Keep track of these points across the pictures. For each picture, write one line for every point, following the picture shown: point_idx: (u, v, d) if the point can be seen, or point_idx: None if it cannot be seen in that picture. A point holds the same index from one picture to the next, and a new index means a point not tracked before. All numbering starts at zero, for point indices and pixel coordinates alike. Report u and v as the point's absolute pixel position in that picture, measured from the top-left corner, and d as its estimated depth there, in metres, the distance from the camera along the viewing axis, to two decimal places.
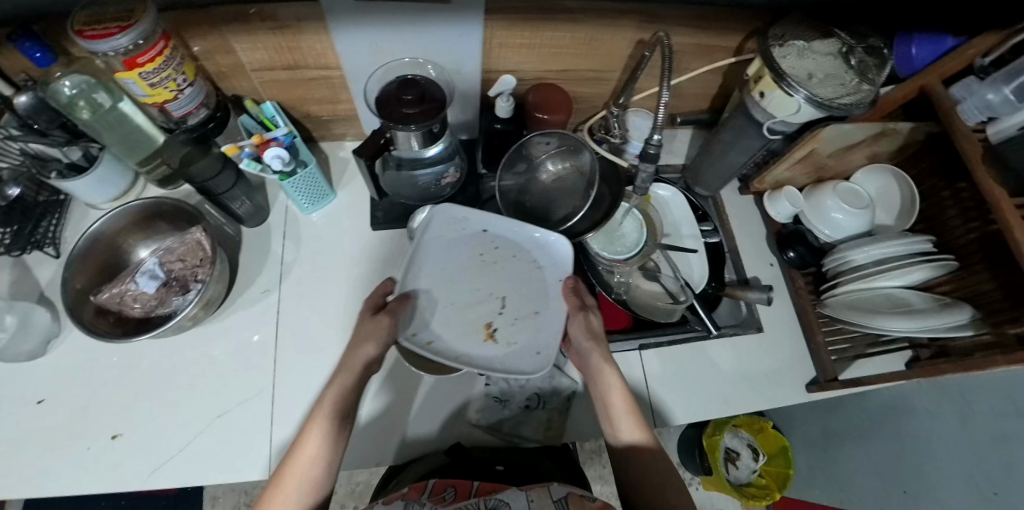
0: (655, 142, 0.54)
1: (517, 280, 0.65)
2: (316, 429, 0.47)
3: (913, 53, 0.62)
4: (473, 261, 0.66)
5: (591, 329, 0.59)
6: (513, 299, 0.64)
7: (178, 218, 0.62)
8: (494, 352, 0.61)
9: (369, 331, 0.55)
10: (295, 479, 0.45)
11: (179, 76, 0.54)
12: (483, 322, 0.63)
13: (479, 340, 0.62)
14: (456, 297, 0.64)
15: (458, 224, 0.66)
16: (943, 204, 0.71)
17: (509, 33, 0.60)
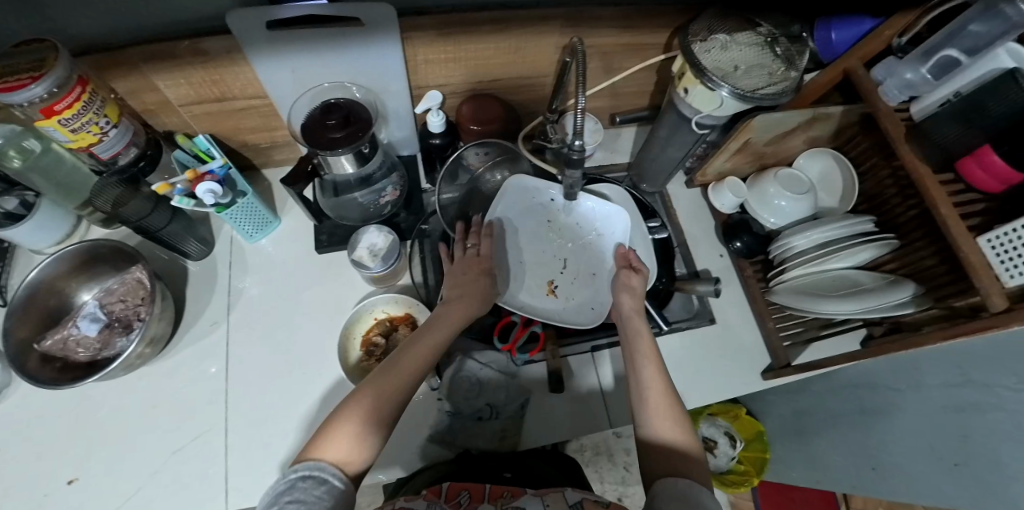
0: (577, 147, 0.55)
1: (578, 245, 0.73)
2: (389, 379, 0.45)
3: (833, 37, 0.62)
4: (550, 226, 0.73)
5: (632, 282, 0.64)
6: (570, 259, 0.72)
7: (117, 259, 0.61)
8: (556, 305, 0.70)
9: (454, 305, 0.57)
10: (365, 413, 0.41)
11: (102, 119, 0.54)
12: (546, 280, 0.71)
13: (542, 295, 0.70)
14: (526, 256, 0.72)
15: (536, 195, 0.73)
16: (881, 183, 0.72)
17: (431, 49, 0.60)
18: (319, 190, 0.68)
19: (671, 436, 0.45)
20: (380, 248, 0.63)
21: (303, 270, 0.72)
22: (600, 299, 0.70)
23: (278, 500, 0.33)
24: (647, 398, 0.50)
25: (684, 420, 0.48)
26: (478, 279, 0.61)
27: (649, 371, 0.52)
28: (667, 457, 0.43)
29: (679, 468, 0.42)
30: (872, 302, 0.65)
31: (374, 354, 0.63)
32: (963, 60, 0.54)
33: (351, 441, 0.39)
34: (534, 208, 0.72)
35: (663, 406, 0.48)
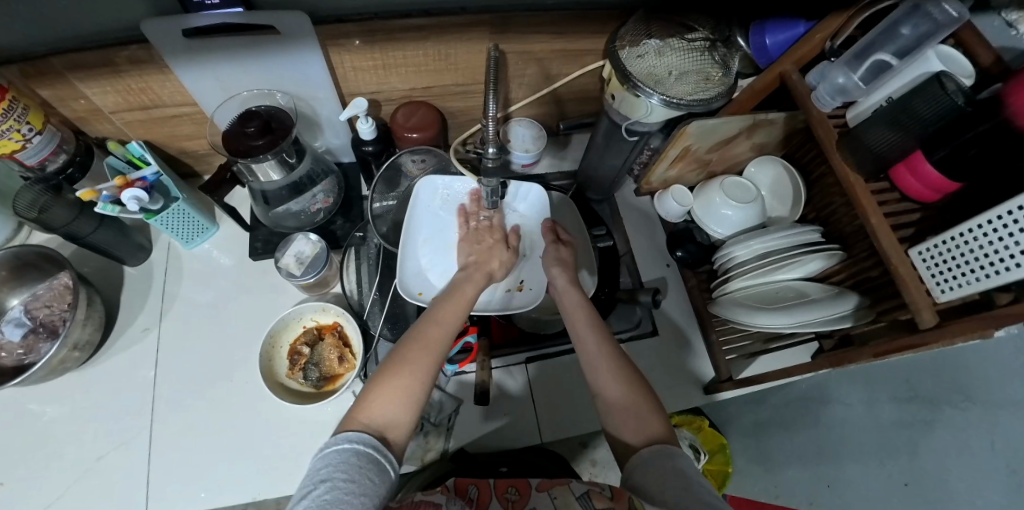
0: (490, 156, 0.56)
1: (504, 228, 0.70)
2: (425, 345, 0.46)
3: (767, 42, 0.61)
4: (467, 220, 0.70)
5: (561, 258, 0.64)
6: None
7: (43, 265, 0.62)
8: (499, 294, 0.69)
9: (472, 274, 0.59)
10: (404, 382, 0.43)
11: (25, 126, 0.54)
12: None
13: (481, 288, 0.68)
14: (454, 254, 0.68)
15: (446, 192, 0.70)
16: (827, 191, 0.70)
17: (358, 57, 0.60)
18: (255, 202, 0.68)
19: (631, 401, 0.46)
20: (307, 256, 0.64)
21: (239, 276, 0.72)
22: (537, 276, 0.69)
23: (332, 476, 0.34)
24: (599, 371, 0.50)
25: (648, 388, 0.48)
26: (501, 245, 0.63)
27: (598, 343, 0.52)
28: (632, 422, 0.44)
29: (650, 426, 0.44)
30: (813, 314, 0.62)
31: (299, 363, 0.64)
32: (894, 63, 0.51)
33: (394, 408, 0.41)
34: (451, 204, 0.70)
35: (617, 372, 0.49)
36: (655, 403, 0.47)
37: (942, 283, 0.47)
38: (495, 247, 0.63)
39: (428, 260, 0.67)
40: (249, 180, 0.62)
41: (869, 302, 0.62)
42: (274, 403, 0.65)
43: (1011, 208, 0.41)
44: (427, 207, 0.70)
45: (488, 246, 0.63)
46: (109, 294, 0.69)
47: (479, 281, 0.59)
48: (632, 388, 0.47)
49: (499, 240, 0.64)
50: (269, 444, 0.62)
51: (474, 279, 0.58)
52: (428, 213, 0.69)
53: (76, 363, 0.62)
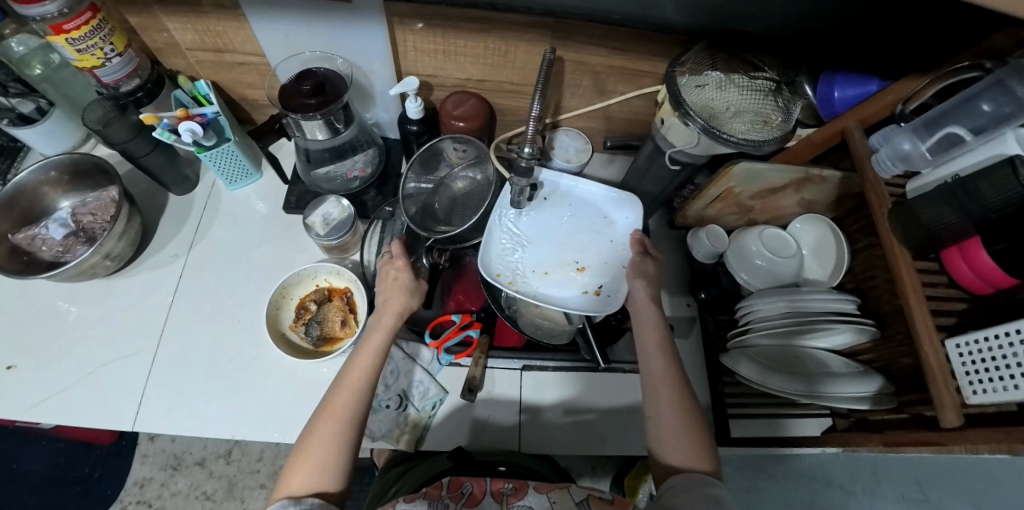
0: (526, 155, 0.57)
1: (590, 233, 0.69)
2: (334, 415, 0.44)
3: (834, 95, 0.59)
4: (559, 217, 0.71)
5: (643, 272, 0.61)
6: (583, 251, 0.68)
7: (97, 175, 0.67)
8: (573, 294, 0.66)
9: (383, 313, 0.54)
10: (317, 455, 0.41)
11: (106, 46, 0.59)
12: (565, 267, 0.68)
13: (558, 283, 0.67)
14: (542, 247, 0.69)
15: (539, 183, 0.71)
16: (871, 263, 0.65)
17: (418, 38, 0.62)
18: (297, 158, 0.70)
19: (685, 431, 0.46)
20: (333, 218, 0.66)
21: (267, 225, 0.75)
22: (615, 284, 0.65)
23: None
24: (660, 394, 0.49)
25: (704, 420, 0.48)
26: (403, 276, 0.57)
27: (662, 366, 0.51)
28: (681, 448, 0.45)
29: (698, 458, 0.45)
30: (847, 391, 0.61)
31: (303, 318, 0.65)
32: (967, 139, 0.48)
33: (308, 487, 0.40)
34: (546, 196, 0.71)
35: (675, 400, 0.48)
36: (708, 437, 0.47)
37: (974, 384, 0.43)
38: (399, 280, 0.57)
39: (513, 244, 0.68)
40: (296, 135, 0.64)
41: (890, 389, 0.58)
42: (269, 353, 0.66)
43: (1009, 329, 0.41)
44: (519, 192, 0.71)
45: (391, 284, 0.57)
46: (148, 215, 0.73)
47: (390, 318, 0.53)
48: (690, 418, 0.47)
49: (399, 269, 0.58)
50: (254, 391, 0.64)
51: (385, 317, 0.53)
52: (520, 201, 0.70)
53: (104, 272, 0.66)
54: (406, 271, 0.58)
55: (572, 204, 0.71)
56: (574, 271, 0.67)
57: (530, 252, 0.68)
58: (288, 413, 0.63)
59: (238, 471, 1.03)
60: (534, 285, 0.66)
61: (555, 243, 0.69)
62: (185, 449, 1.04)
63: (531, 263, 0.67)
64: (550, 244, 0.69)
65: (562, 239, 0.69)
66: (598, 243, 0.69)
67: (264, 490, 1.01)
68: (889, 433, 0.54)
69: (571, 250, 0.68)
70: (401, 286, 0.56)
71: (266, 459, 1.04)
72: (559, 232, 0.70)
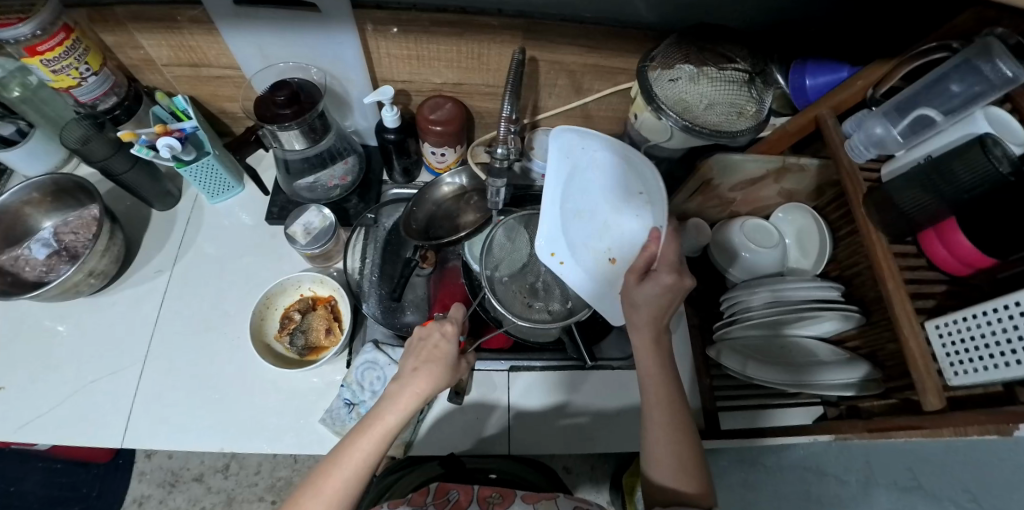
0: (501, 155, 0.57)
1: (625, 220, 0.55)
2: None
3: (807, 83, 0.60)
4: (604, 192, 0.57)
5: (632, 303, 0.47)
6: (620, 240, 0.56)
7: (78, 194, 0.68)
8: (606, 287, 0.56)
9: (407, 386, 0.43)
10: None
11: (82, 65, 0.60)
12: (605, 251, 0.56)
13: (598, 266, 0.56)
14: (582, 224, 0.57)
15: (581, 150, 0.57)
16: (854, 250, 0.64)
17: (392, 44, 0.62)
18: (279, 170, 0.70)
19: (676, 455, 0.45)
20: (315, 227, 0.66)
21: (251, 236, 0.74)
22: None
23: None
24: (653, 423, 0.47)
25: (695, 448, 0.46)
26: (445, 347, 0.46)
27: (658, 395, 0.47)
28: (671, 474, 0.45)
29: (689, 484, 0.44)
30: (833, 379, 0.61)
31: (287, 328, 0.64)
32: (938, 120, 0.49)
33: None
34: (574, 164, 0.57)
35: (670, 430, 0.46)
36: (698, 460, 0.46)
37: (956, 365, 0.43)
38: (438, 351, 0.46)
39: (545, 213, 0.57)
40: (275, 146, 0.64)
41: (877, 376, 0.58)
42: (255, 364, 0.66)
43: (1008, 303, 0.39)
44: (563, 156, 0.57)
45: (428, 352, 0.46)
46: (132, 232, 0.73)
47: (413, 398, 0.43)
48: (682, 447, 0.46)
49: (444, 336, 0.47)
50: (241, 401, 0.63)
51: (408, 395, 0.43)
52: (564, 167, 0.56)
53: (88, 289, 0.66)
54: (452, 340, 0.47)
55: (624, 185, 0.56)
56: (607, 261, 0.56)
57: (569, 226, 0.57)
58: (275, 422, 0.62)
59: (236, 485, 1.02)
60: (570, 270, 0.57)
61: (595, 222, 0.57)
62: (182, 465, 1.03)
63: (568, 243, 0.57)
64: (590, 221, 0.57)
65: (602, 217, 0.57)
66: (637, 231, 0.55)
67: (262, 503, 1.00)
68: (879, 419, 0.53)
69: (611, 235, 0.56)
70: (439, 360, 0.46)
71: (264, 471, 1.03)
72: (604, 211, 0.56)
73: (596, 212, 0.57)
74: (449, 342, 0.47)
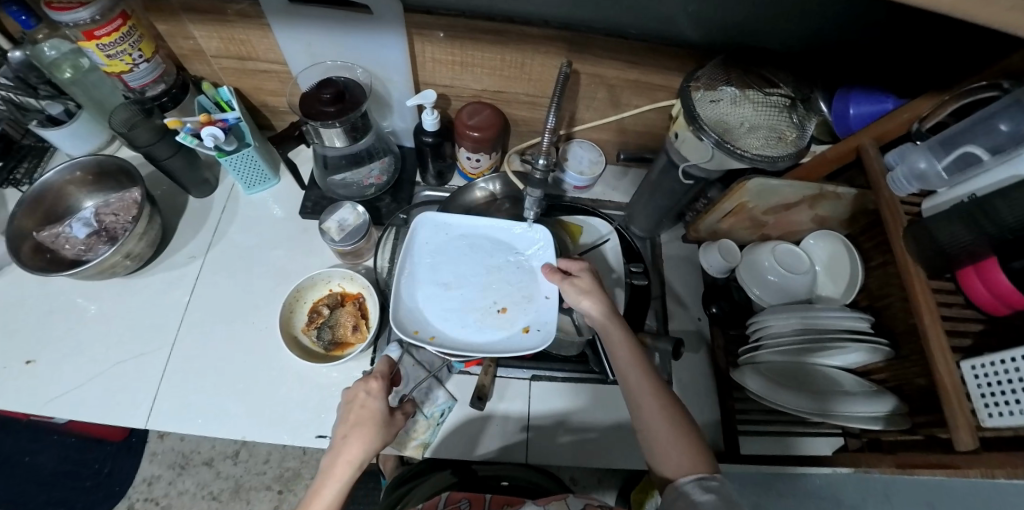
0: (541, 166, 0.57)
1: (500, 275, 0.65)
2: None
3: (850, 111, 0.60)
4: (474, 258, 0.66)
5: (584, 291, 0.56)
6: (502, 291, 0.64)
7: (121, 177, 0.70)
8: (501, 332, 0.61)
9: (340, 457, 0.45)
10: None
11: (135, 52, 0.62)
12: (492, 305, 0.63)
13: (486, 323, 0.62)
14: (459, 294, 0.63)
15: (447, 230, 0.67)
16: (887, 281, 0.64)
17: (437, 49, 0.63)
18: (315, 165, 0.71)
19: (676, 434, 0.45)
20: (349, 224, 0.66)
21: (282, 228, 0.75)
22: (546, 318, 0.62)
23: None
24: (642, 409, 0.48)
25: (686, 422, 0.47)
26: (374, 404, 0.47)
27: (636, 373, 0.50)
28: (675, 461, 0.44)
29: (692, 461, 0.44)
30: (860, 410, 0.60)
31: (315, 322, 0.65)
32: (984, 158, 0.47)
33: None
34: (441, 242, 0.67)
35: (660, 408, 0.47)
36: (695, 435, 0.46)
37: (990, 407, 0.42)
38: (366, 411, 0.47)
39: (425, 297, 0.63)
40: (315, 142, 0.65)
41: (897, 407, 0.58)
42: (279, 355, 0.66)
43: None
44: (432, 237, 0.67)
45: (357, 413, 0.47)
46: (168, 216, 0.75)
47: (348, 465, 0.44)
48: (677, 423, 0.46)
49: (370, 394, 0.48)
50: (262, 392, 0.64)
51: (342, 464, 0.44)
52: (432, 246, 0.66)
53: (124, 271, 0.68)
54: (379, 397, 0.48)
55: (489, 247, 0.67)
56: (496, 313, 0.63)
57: (449, 299, 0.63)
58: (295, 415, 0.63)
59: (244, 472, 1.03)
60: (465, 339, 0.60)
61: (472, 286, 0.64)
62: (193, 448, 1.05)
63: (448, 318, 0.62)
64: (468, 286, 0.64)
65: (477, 282, 0.64)
66: (512, 281, 0.64)
67: (269, 492, 1.01)
68: (905, 454, 0.53)
69: (491, 290, 0.64)
70: (368, 420, 0.46)
71: (273, 461, 1.04)
72: (478, 276, 0.65)
73: (470, 280, 0.64)
74: (377, 400, 0.48)
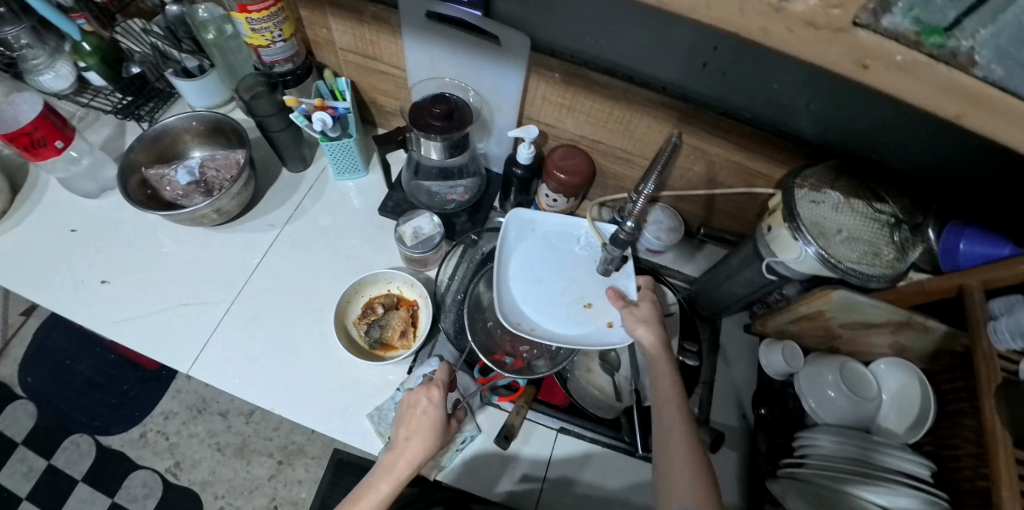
0: (627, 229, 0.55)
1: (587, 269, 0.64)
2: None
3: (960, 248, 0.57)
4: (552, 254, 0.65)
5: (640, 319, 0.57)
6: (587, 286, 0.63)
7: (231, 138, 0.75)
8: (591, 328, 0.60)
9: (401, 456, 0.49)
10: None
11: (276, 31, 0.67)
12: (582, 299, 0.62)
13: (577, 315, 0.61)
14: (551, 286, 0.63)
15: (530, 226, 0.66)
16: (960, 434, 0.58)
17: (549, 89, 0.65)
18: (406, 167, 0.74)
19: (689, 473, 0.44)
20: (422, 233, 0.67)
21: (358, 218, 0.78)
22: None
23: None
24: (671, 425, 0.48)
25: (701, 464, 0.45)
26: (433, 411, 0.51)
27: (670, 400, 0.50)
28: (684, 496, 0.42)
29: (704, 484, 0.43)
30: None
31: (368, 317, 0.67)
32: None
33: None
34: (528, 236, 0.66)
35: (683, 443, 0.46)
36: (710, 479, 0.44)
37: None
38: (427, 418, 0.51)
39: (518, 293, 0.62)
40: (412, 149, 0.68)
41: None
42: (326, 339, 0.68)
43: None
44: (516, 233, 0.66)
45: (417, 420, 0.51)
46: (259, 181, 0.79)
47: (406, 466, 0.49)
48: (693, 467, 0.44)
49: (432, 403, 0.52)
50: (300, 370, 0.66)
51: (401, 464, 0.48)
52: (520, 240, 0.65)
53: (209, 223, 0.72)
54: (439, 406, 0.52)
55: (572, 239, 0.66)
56: (583, 307, 0.61)
57: (541, 292, 0.62)
58: (327, 402, 0.64)
59: (253, 433, 1.06)
60: (558, 331, 0.60)
61: (560, 280, 0.63)
62: (213, 396, 1.08)
63: (539, 312, 0.61)
64: (557, 280, 0.63)
65: (565, 275, 0.63)
66: (595, 275, 0.63)
67: (270, 460, 1.03)
68: None
69: (581, 285, 0.63)
70: (428, 427, 0.50)
71: (282, 430, 1.06)
72: (566, 269, 0.64)
73: (561, 272, 0.64)
74: (438, 406, 0.52)
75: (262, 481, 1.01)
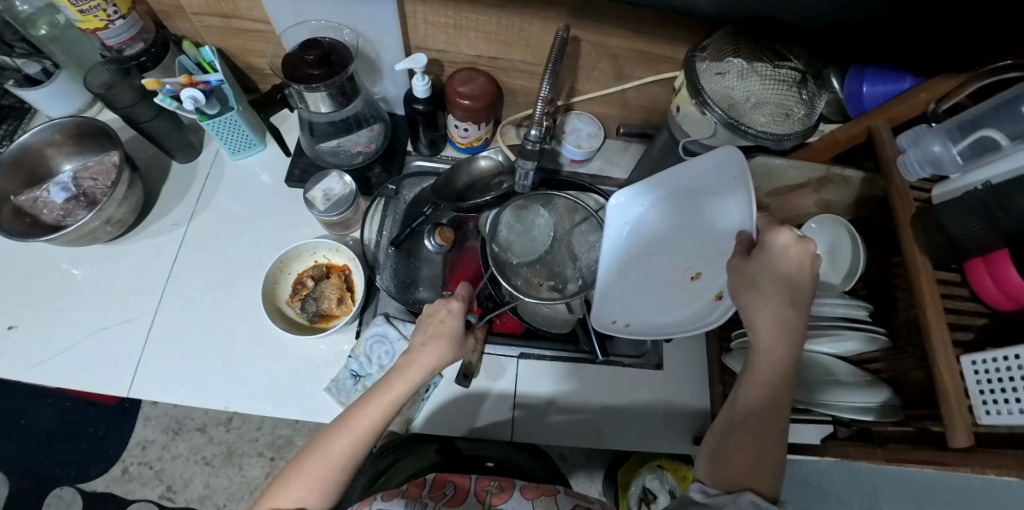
0: (533, 138, 0.54)
1: (695, 231, 0.52)
2: (321, 467, 0.38)
3: (864, 91, 0.58)
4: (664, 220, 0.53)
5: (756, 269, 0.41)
6: (694, 254, 0.53)
7: (102, 139, 0.68)
8: (694, 310, 0.55)
9: (415, 359, 0.44)
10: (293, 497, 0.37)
11: (110, 8, 0.58)
12: (688, 270, 0.54)
13: (679, 293, 0.55)
14: (653, 270, 0.55)
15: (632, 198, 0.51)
16: (886, 269, 0.61)
17: (429, 11, 0.59)
18: (302, 131, 0.69)
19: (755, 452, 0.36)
20: (335, 194, 0.63)
21: (269, 195, 0.73)
22: None
23: None
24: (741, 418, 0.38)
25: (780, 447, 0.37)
26: (453, 321, 0.47)
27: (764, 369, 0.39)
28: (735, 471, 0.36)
29: (738, 490, 0.35)
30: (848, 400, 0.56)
31: (299, 293, 0.64)
32: (1004, 144, 0.41)
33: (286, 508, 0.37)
34: (629, 213, 0.52)
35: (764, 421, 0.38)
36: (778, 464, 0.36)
37: (988, 403, 0.37)
38: (445, 326, 0.47)
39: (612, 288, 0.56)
40: (299, 106, 0.62)
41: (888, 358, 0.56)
42: (263, 324, 0.65)
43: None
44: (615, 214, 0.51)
45: (436, 328, 0.47)
46: (152, 181, 0.73)
47: (421, 370, 0.43)
48: (762, 446, 0.37)
49: (452, 313, 0.47)
50: (245, 360, 0.63)
51: (416, 367, 0.43)
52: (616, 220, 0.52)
53: (105, 237, 0.66)
54: (458, 317, 0.47)
55: (678, 197, 0.51)
56: (689, 279, 0.55)
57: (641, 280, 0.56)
58: (280, 386, 0.62)
59: (237, 438, 1.04)
60: (653, 320, 0.57)
61: (663, 255, 0.54)
62: (186, 414, 1.05)
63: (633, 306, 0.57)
64: (662, 257, 0.54)
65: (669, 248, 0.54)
66: (704, 236, 0.52)
67: (261, 458, 1.02)
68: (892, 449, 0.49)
69: (686, 254, 0.54)
70: (445, 335, 0.46)
71: (265, 428, 1.05)
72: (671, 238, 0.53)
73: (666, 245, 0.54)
74: (457, 315, 0.47)
75: (259, 480, 1.01)
